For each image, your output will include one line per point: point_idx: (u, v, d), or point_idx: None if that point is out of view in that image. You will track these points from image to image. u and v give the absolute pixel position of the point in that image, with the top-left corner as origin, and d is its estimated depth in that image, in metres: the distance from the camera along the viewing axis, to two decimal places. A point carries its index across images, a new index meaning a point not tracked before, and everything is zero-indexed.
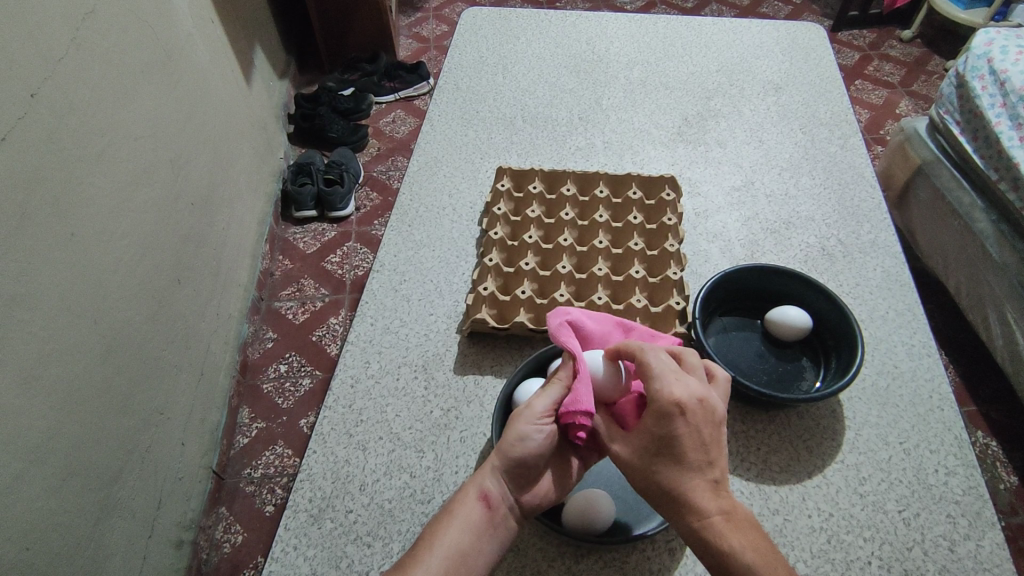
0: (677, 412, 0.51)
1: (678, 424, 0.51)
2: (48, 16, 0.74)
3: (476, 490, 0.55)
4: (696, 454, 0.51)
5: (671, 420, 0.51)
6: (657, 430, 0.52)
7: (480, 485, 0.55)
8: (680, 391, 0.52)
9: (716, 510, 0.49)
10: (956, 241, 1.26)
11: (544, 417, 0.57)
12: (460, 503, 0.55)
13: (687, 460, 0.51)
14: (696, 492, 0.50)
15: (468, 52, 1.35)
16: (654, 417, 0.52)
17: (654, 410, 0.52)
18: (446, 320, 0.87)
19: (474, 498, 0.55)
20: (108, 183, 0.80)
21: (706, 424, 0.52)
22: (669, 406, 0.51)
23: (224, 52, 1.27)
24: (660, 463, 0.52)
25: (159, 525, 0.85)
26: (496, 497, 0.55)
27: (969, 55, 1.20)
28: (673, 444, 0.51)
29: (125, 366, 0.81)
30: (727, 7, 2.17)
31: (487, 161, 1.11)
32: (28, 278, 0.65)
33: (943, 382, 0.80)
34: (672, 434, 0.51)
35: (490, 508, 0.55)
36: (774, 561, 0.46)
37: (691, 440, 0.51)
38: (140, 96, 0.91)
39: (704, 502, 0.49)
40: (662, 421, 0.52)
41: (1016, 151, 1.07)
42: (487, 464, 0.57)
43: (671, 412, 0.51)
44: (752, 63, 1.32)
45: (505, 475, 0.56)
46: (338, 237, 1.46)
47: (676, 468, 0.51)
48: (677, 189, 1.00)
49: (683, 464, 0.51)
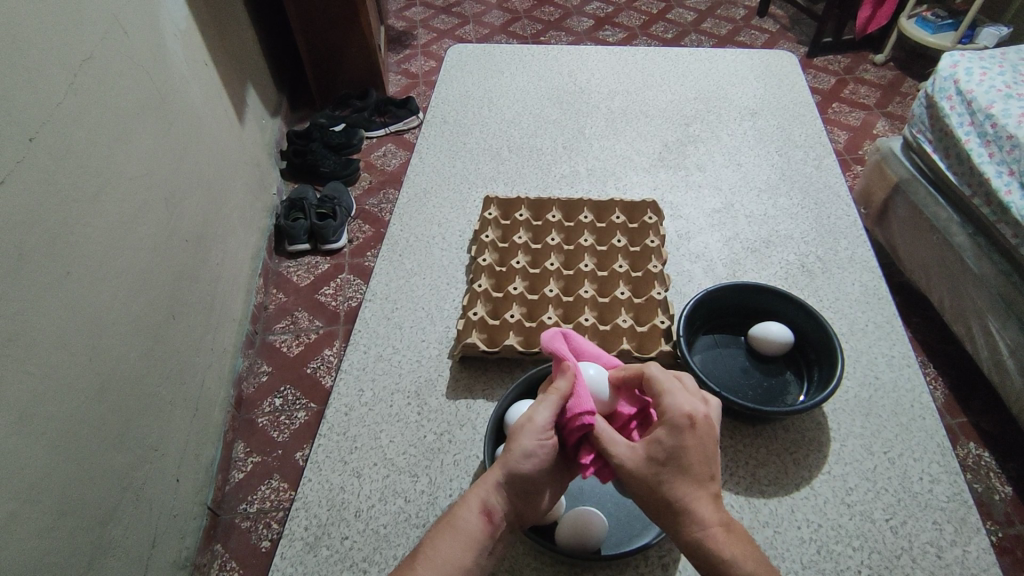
0: (688, 426, 0.54)
1: (688, 438, 0.54)
2: (48, 64, 0.77)
3: (477, 505, 0.55)
4: (702, 467, 0.54)
5: (681, 433, 0.54)
6: (666, 442, 0.54)
7: (482, 500, 0.55)
8: (691, 406, 0.55)
9: (717, 521, 0.52)
10: (936, 254, 1.29)
11: (546, 429, 0.57)
12: (460, 517, 0.55)
13: (693, 473, 0.53)
14: (696, 502, 0.52)
15: (456, 87, 1.39)
16: (666, 428, 0.55)
17: (667, 422, 0.55)
18: (438, 346, 0.89)
19: (476, 514, 0.55)
20: (105, 222, 0.83)
21: (711, 439, 0.55)
22: (683, 419, 0.54)
23: (217, 93, 1.31)
24: (665, 469, 0.54)
25: (154, 563, 0.85)
26: (497, 513, 0.55)
27: (936, 76, 1.25)
28: (681, 456, 0.53)
29: (122, 402, 0.82)
30: (706, 36, 2.26)
31: (475, 191, 1.14)
32: (26, 318, 0.67)
33: (923, 392, 0.82)
34: (680, 447, 0.54)
35: (490, 524, 0.55)
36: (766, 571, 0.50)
37: (698, 454, 0.54)
38: (135, 139, 0.94)
39: (706, 514, 0.52)
40: (673, 433, 0.54)
41: (987, 167, 1.11)
42: (488, 479, 0.56)
43: (683, 425, 0.54)
44: (727, 90, 1.37)
45: (508, 491, 0.56)
46: (331, 269, 1.48)
47: (681, 480, 0.53)
48: (659, 214, 1.03)
49: (688, 477, 0.53)
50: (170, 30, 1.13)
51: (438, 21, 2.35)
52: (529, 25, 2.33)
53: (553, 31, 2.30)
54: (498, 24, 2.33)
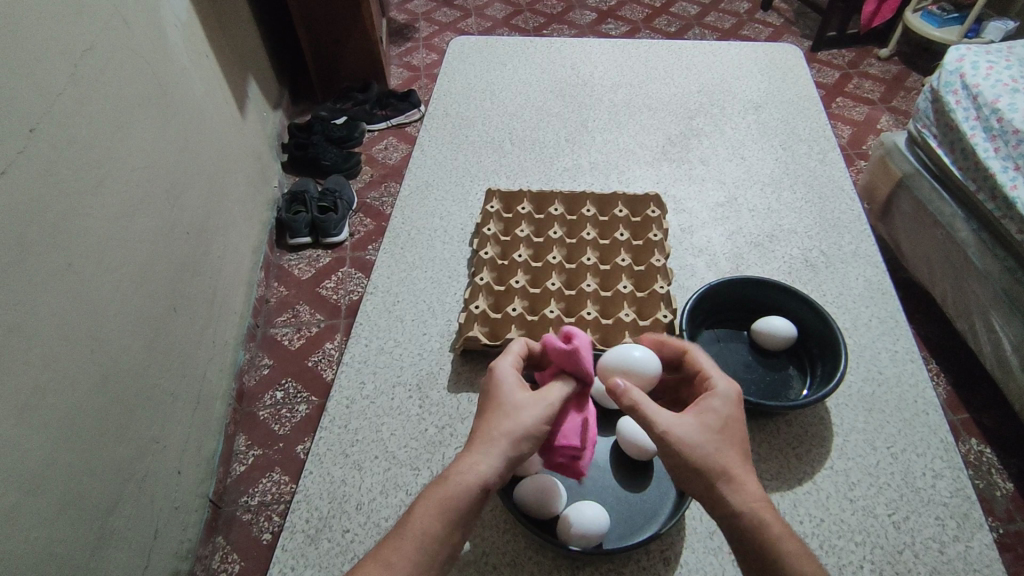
0: (736, 402, 0.58)
1: (735, 412, 0.57)
2: (49, 55, 0.77)
3: (476, 479, 0.54)
4: (743, 445, 0.56)
5: (729, 407, 0.57)
6: (720, 411, 0.57)
7: (481, 472, 0.54)
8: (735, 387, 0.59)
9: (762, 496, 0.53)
10: (940, 250, 1.28)
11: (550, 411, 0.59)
12: (457, 490, 0.53)
13: (738, 447, 0.55)
14: (744, 474, 0.54)
15: (458, 79, 1.38)
16: (718, 400, 0.57)
17: (717, 394, 0.58)
18: (439, 339, 0.88)
19: (473, 487, 0.53)
20: (106, 214, 0.82)
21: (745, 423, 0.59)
22: (731, 395, 0.58)
23: (218, 84, 1.30)
24: (713, 445, 0.54)
25: (155, 555, 0.85)
26: (493, 485, 0.54)
27: (942, 71, 1.24)
28: (731, 427, 0.56)
29: (122, 395, 0.82)
30: (709, 30, 2.24)
31: (476, 184, 1.13)
32: (28, 310, 0.67)
33: (926, 388, 0.81)
34: (730, 419, 0.57)
35: (486, 496, 0.54)
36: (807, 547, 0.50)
37: (739, 432, 0.57)
38: (136, 129, 0.93)
39: (753, 487, 0.53)
40: (722, 405, 0.57)
41: (992, 161, 1.10)
42: (487, 451, 0.55)
43: (732, 401, 0.58)
44: (731, 83, 1.36)
45: (504, 461, 0.55)
46: (332, 262, 1.48)
47: (731, 450, 0.55)
48: (662, 207, 1.03)
49: (735, 450, 0.55)
50: (171, 22, 1.13)
51: (440, 14, 2.34)
52: (531, 18, 2.31)
53: (556, 24, 2.28)
54: (500, 17, 2.31)
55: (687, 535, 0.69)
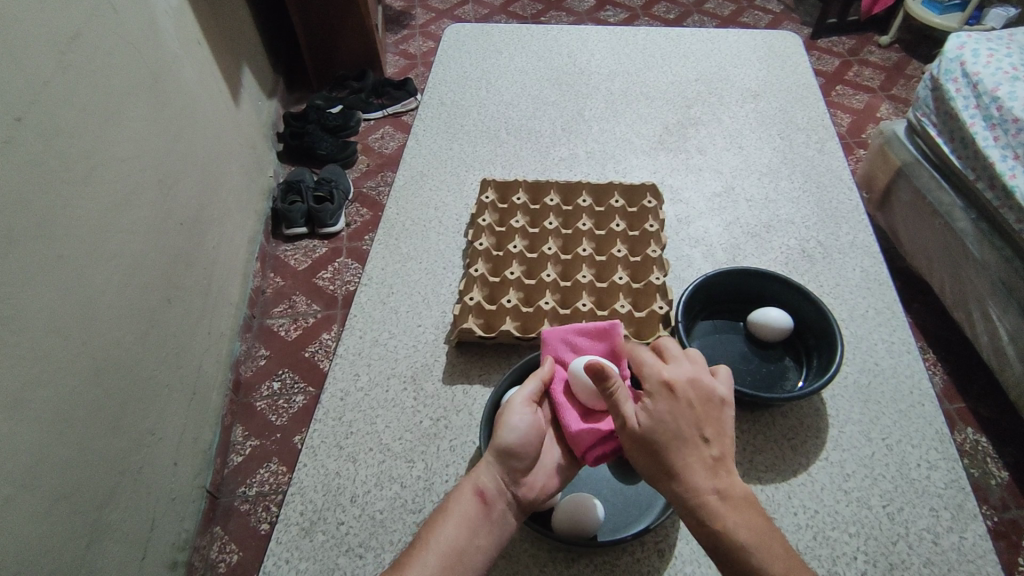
0: (667, 391, 0.55)
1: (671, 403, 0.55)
2: (35, 42, 0.75)
3: (472, 487, 0.59)
4: (692, 430, 0.54)
5: (660, 398, 0.55)
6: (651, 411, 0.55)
7: (476, 483, 0.59)
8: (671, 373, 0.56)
9: (711, 488, 0.52)
10: (938, 239, 1.28)
11: (525, 407, 0.64)
12: (455, 501, 0.58)
13: (683, 438, 0.54)
14: (690, 469, 0.53)
15: (453, 68, 1.37)
16: (648, 398, 0.56)
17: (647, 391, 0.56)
18: (435, 331, 0.88)
19: (470, 495, 0.58)
20: (96, 205, 0.81)
21: (697, 403, 0.55)
22: (660, 385, 0.56)
23: (211, 73, 1.29)
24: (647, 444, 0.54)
25: (153, 546, 0.85)
26: (490, 493, 0.59)
27: (942, 59, 1.23)
28: (665, 422, 0.54)
29: (117, 387, 0.81)
30: (708, 17, 2.22)
31: (472, 174, 1.12)
32: (18, 303, 0.66)
33: (922, 378, 0.81)
34: (664, 416, 0.54)
35: (485, 503, 0.58)
36: (763, 535, 0.50)
37: (685, 420, 0.54)
38: (126, 119, 0.92)
39: (700, 482, 0.52)
40: (653, 400, 0.55)
41: (991, 150, 1.09)
42: (481, 464, 0.60)
43: (664, 390, 0.55)
44: (729, 71, 1.35)
45: (497, 470, 0.60)
46: (328, 253, 1.47)
47: (674, 446, 0.54)
48: (659, 197, 1.02)
49: (680, 443, 0.54)
50: (162, 8, 1.11)
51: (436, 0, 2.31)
52: (528, 5, 2.28)
53: (553, 10, 2.25)
54: (498, 4, 2.28)
55: (681, 526, 0.69)
